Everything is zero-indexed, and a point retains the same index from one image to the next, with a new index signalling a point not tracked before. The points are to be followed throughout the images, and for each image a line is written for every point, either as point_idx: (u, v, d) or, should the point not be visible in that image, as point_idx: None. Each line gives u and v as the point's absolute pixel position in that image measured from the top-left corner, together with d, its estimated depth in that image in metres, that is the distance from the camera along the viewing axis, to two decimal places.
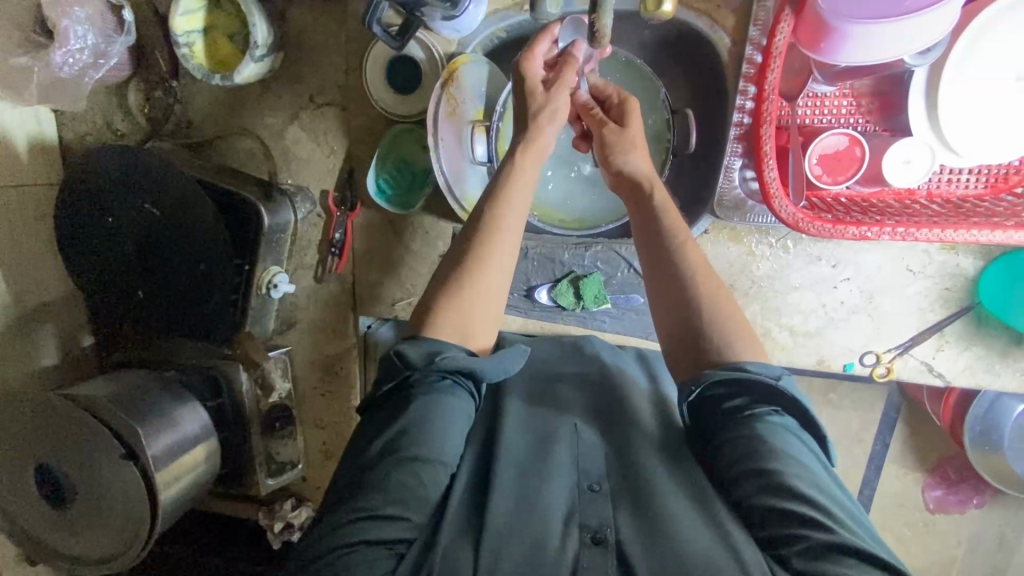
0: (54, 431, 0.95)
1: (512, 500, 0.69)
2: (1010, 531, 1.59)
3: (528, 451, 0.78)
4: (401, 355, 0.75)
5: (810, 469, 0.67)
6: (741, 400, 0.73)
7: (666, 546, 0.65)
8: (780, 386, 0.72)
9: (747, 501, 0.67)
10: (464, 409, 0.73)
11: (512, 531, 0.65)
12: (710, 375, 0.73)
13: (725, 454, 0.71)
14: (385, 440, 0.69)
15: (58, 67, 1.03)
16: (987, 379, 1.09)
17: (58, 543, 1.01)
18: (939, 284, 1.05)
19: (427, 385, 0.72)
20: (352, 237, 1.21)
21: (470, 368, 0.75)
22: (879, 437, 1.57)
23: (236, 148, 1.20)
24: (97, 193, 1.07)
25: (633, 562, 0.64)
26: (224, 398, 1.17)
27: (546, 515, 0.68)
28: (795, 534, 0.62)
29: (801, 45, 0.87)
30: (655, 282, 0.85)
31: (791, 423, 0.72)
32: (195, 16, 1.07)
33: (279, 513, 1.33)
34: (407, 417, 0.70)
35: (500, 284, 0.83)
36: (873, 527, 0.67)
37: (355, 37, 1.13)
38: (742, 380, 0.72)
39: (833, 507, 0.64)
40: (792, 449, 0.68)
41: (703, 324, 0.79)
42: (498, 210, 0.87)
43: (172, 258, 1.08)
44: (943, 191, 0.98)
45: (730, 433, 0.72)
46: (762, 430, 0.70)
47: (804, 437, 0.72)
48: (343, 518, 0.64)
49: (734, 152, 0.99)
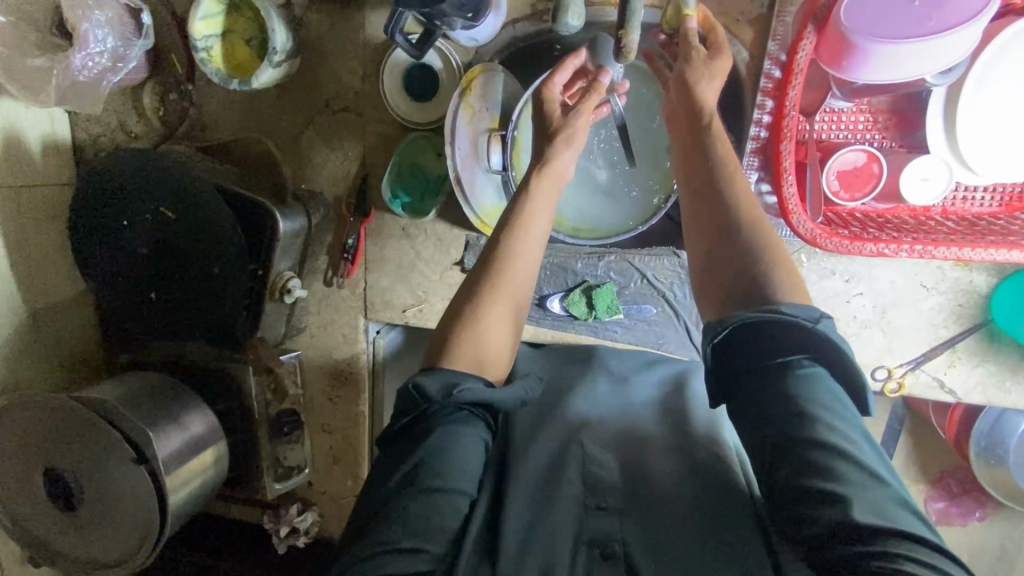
0: (66, 435, 0.95)
1: (523, 519, 0.74)
2: (1012, 545, 1.59)
3: (538, 477, 0.82)
4: (419, 387, 0.73)
5: (842, 431, 0.61)
6: (769, 345, 0.67)
7: (666, 551, 0.71)
8: (818, 332, 0.65)
9: (769, 466, 0.63)
10: (483, 438, 0.73)
11: (523, 555, 0.70)
12: (740, 316, 0.67)
13: (750, 414, 0.66)
14: (403, 472, 0.69)
15: (76, 70, 1.03)
16: (997, 396, 1.09)
17: (67, 548, 1.01)
18: (952, 300, 1.05)
19: (446, 418, 0.72)
20: (364, 243, 1.21)
21: (486, 400, 0.74)
22: (883, 448, 1.57)
23: (248, 152, 1.20)
24: (116, 194, 1.08)
25: (639, 567, 0.70)
26: (233, 403, 1.16)
27: (557, 534, 0.73)
28: (817, 505, 0.58)
29: (823, 62, 0.87)
30: (694, 242, 0.80)
31: (823, 373, 0.65)
32: (215, 21, 1.07)
33: (285, 518, 1.32)
34: (422, 451, 0.70)
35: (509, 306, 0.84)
36: (909, 495, 0.61)
37: (373, 44, 1.13)
38: (772, 323, 0.66)
39: (861, 474, 0.59)
40: (824, 405, 0.62)
41: (763, 288, 0.70)
42: (529, 218, 0.90)
43: (189, 263, 1.09)
44: (958, 208, 0.98)
45: (757, 387, 0.66)
46: (792, 386, 0.64)
47: (840, 392, 0.65)
48: (364, 552, 0.64)
49: (751, 165, 1.00)
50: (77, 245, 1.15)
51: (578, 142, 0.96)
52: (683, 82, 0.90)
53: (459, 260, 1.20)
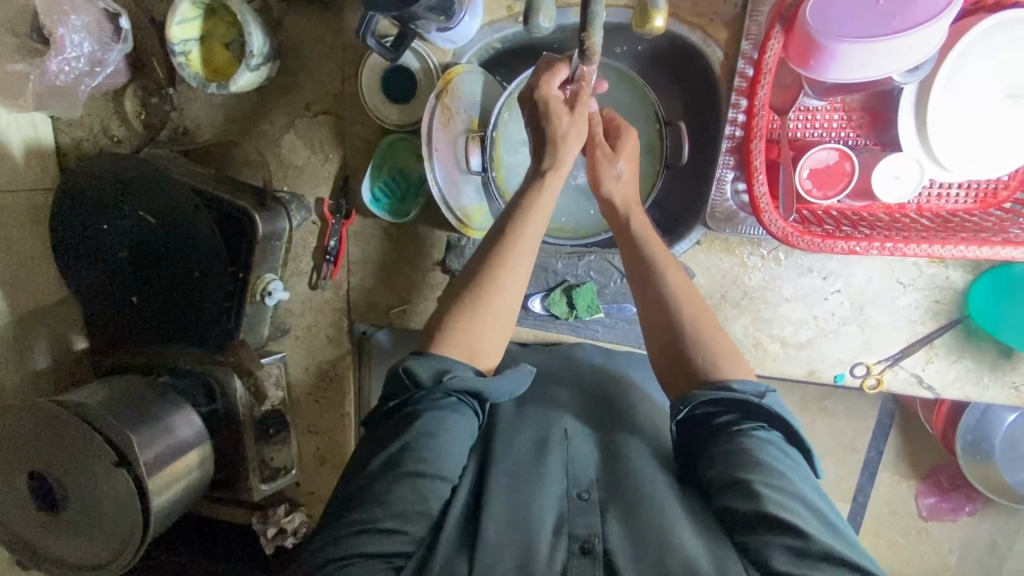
0: (49, 439, 0.95)
1: (506, 507, 0.72)
2: (1002, 539, 1.60)
3: (520, 460, 0.80)
4: (411, 372, 0.78)
5: (791, 480, 0.70)
6: (727, 415, 0.76)
7: (649, 549, 0.69)
8: (766, 404, 0.76)
9: (727, 505, 0.70)
10: (469, 426, 0.77)
11: (503, 539, 0.69)
12: (703, 394, 0.76)
13: (713, 467, 0.74)
14: (387, 454, 0.73)
15: (54, 75, 1.04)
16: (976, 392, 1.09)
17: (52, 550, 1.01)
18: (928, 296, 1.06)
19: (432, 402, 0.76)
20: (347, 244, 1.22)
21: (475, 389, 0.79)
22: (872, 444, 1.58)
23: (232, 155, 1.20)
24: (96, 200, 1.10)
25: (620, 567, 0.67)
26: (217, 406, 1.15)
27: (538, 525, 0.71)
28: (775, 537, 0.65)
29: (792, 61, 0.88)
30: (645, 318, 0.87)
31: (776, 437, 0.75)
32: (192, 25, 1.08)
33: (273, 518, 1.33)
34: (410, 433, 0.74)
35: (506, 305, 0.86)
36: (852, 534, 0.70)
37: (351, 46, 1.13)
38: (728, 399, 0.76)
39: (810, 516, 0.67)
40: (775, 459, 0.72)
41: (692, 361, 0.81)
42: (522, 226, 0.91)
43: (172, 266, 1.11)
44: (932, 205, 0.98)
45: (718, 446, 0.74)
46: (747, 444, 0.73)
47: (789, 451, 0.75)
48: (343, 531, 0.68)
49: (727, 164, 1.01)
50: (60, 249, 1.15)
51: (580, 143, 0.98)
52: (594, 182, 1.00)
53: (442, 261, 1.21)
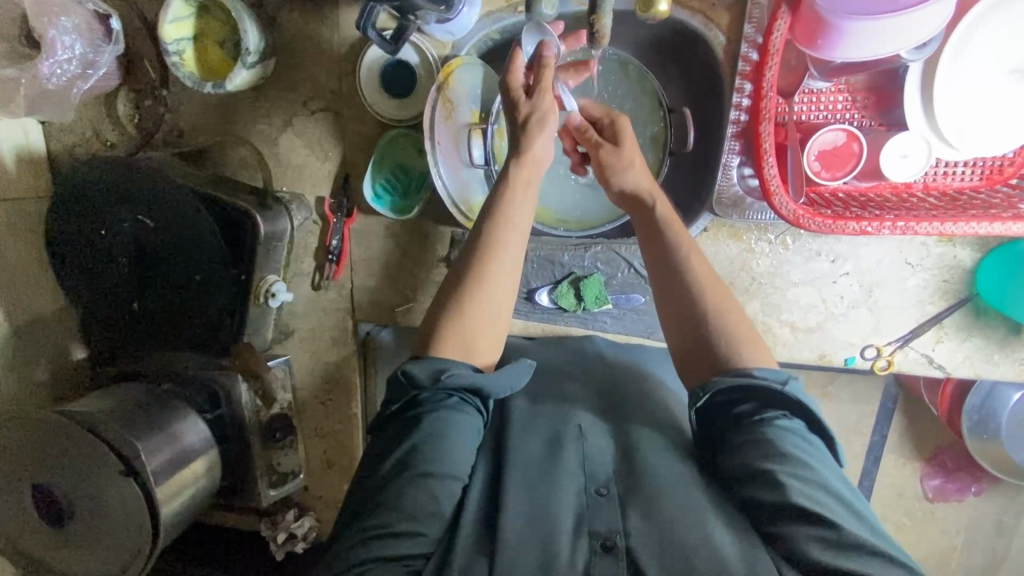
0: (52, 451, 0.93)
1: (525, 505, 0.72)
2: (1009, 518, 1.61)
3: (537, 457, 0.80)
4: (409, 375, 0.77)
5: (817, 470, 0.70)
6: (746, 403, 0.76)
7: (674, 544, 0.67)
8: (789, 393, 0.75)
9: (751, 495, 0.70)
10: (473, 424, 0.76)
11: (525, 539, 0.68)
12: (723, 383, 0.76)
13: (736, 458, 0.73)
14: (397, 457, 0.72)
15: (46, 78, 1.01)
16: (986, 369, 1.09)
17: (58, 563, 0.99)
18: (937, 276, 1.05)
19: (436, 405, 0.75)
20: (348, 243, 1.20)
21: (476, 386, 0.77)
22: (877, 428, 1.59)
23: (228, 156, 1.18)
24: (93, 206, 1.07)
25: (644, 566, 0.66)
26: (223, 411, 1.13)
27: (558, 523, 0.70)
28: (804, 528, 0.65)
29: (799, 42, 0.88)
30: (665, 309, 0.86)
31: (799, 427, 0.75)
32: (184, 23, 1.06)
33: (283, 524, 1.31)
34: (418, 438, 0.73)
35: (495, 302, 0.84)
36: (880, 523, 0.69)
37: (348, 42, 1.12)
38: (749, 388, 0.75)
39: (837, 507, 0.66)
40: (799, 447, 0.71)
41: (703, 339, 0.81)
42: (506, 220, 0.89)
43: (172, 271, 1.08)
44: (939, 183, 0.97)
45: (740, 437, 0.74)
46: (770, 435, 0.72)
47: (812, 440, 0.74)
48: (357, 537, 0.66)
49: (732, 150, 0.99)
50: (56, 255, 1.12)
51: (550, 124, 0.95)
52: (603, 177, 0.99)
53: (446, 257, 1.20)
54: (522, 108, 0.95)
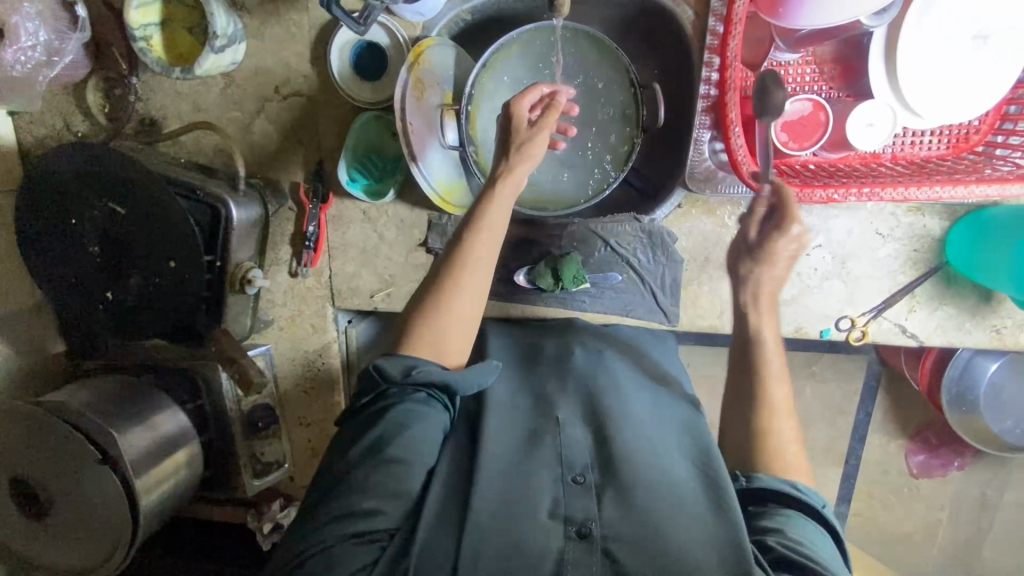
0: (26, 442, 0.93)
1: (499, 485, 0.73)
2: (992, 492, 1.63)
3: (511, 447, 0.80)
4: (379, 369, 0.75)
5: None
6: (776, 506, 0.69)
7: (657, 539, 0.67)
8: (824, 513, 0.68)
9: None
10: (438, 420, 0.75)
11: (496, 521, 0.68)
12: (761, 481, 0.71)
13: None
14: (365, 442, 0.71)
15: (9, 65, 1.00)
16: (957, 337, 1.11)
17: (36, 556, 0.99)
18: (908, 246, 1.07)
19: (403, 397, 0.74)
20: (325, 230, 1.19)
21: (445, 382, 0.75)
22: (862, 406, 1.60)
23: (201, 144, 1.18)
24: (64, 197, 1.06)
25: (617, 554, 0.65)
26: (204, 402, 1.15)
27: (533, 509, 0.71)
28: None
29: (763, 12, 0.89)
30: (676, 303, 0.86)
31: (833, 552, 0.66)
32: (151, 8, 1.05)
33: (268, 515, 1.30)
34: (389, 415, 0.73)
35: (467, 300, 0.79)
36: None
37: (319, 25, 1.11)
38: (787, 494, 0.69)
39: None
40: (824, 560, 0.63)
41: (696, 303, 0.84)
42: (484, 218, 0.83)
43: (144, 261, 1.06)
44: (907, 152, 1.00)
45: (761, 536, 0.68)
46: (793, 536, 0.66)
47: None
48: (326, 515, 0.67)
49: (703, 124, 1.00)
50: (27, 246, 1.11)
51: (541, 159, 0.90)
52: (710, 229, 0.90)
53: (423, 241, 1.20)
54: (522, 134, 0.91)
